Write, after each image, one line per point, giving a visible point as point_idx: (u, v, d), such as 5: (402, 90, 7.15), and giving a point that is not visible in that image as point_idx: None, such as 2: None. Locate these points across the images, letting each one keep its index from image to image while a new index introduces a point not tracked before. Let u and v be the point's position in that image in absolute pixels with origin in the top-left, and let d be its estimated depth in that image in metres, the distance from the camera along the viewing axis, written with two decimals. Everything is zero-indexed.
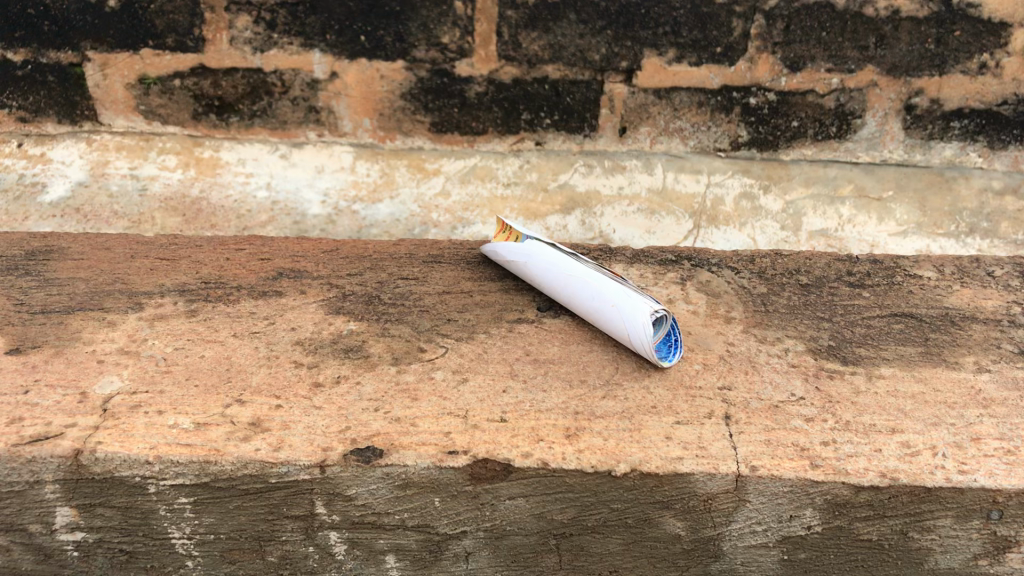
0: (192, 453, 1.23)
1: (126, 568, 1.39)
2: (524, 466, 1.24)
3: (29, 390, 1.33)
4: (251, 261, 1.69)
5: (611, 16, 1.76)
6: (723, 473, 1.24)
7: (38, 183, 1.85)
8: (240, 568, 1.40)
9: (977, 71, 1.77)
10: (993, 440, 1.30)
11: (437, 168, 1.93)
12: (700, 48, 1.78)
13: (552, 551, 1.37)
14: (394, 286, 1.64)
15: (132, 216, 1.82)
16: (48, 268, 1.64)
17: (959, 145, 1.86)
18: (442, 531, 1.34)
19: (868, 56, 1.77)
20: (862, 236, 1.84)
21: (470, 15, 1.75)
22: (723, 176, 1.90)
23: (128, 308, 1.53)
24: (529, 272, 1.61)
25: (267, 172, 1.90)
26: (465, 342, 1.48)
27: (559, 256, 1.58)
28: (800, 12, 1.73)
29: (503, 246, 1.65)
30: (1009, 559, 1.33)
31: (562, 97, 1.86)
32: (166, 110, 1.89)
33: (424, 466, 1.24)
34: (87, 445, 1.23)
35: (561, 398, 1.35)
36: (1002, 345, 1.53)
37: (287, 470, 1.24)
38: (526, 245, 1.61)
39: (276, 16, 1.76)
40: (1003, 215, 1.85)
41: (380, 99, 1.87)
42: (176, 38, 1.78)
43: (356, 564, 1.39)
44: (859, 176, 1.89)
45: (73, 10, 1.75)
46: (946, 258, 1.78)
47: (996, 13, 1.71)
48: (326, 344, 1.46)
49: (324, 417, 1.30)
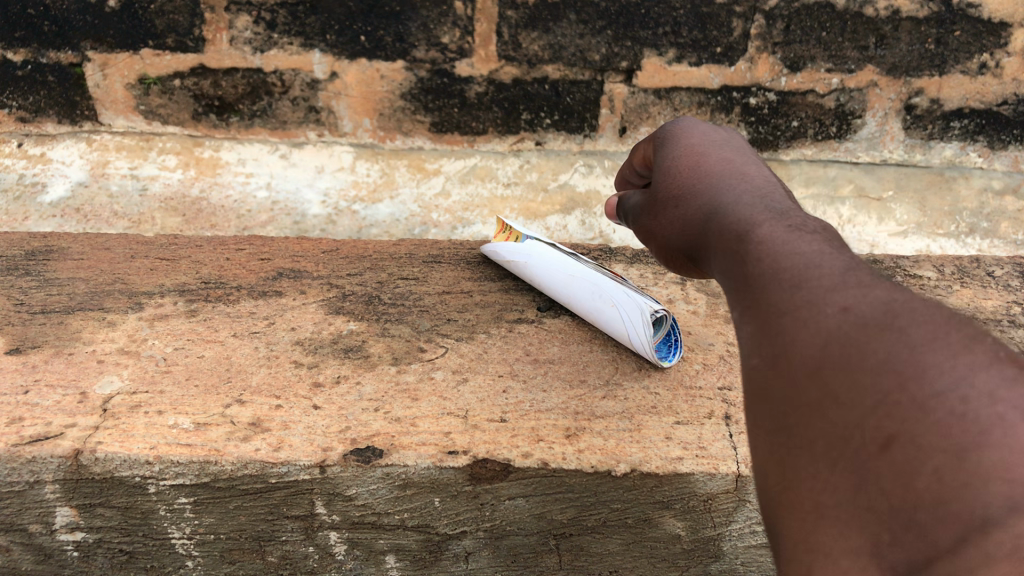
0: (192, 453, 1.23)
1: (127, 568, 1.40)
2: (524, 466, 1.23)
3: (29, 390, 1.33)
4: (251, 261, 1.69)
5: (612, 16, 1.75)
6: (722, 473, 1.24)
7: (38, 183, 1.85)
8: (240, 567, 1.41)
9: (977, 71, 1.78)
10: None
11: (437, 167, 1.93)
12: (700, 48, 1.78)
13: (552, 551, 1.37)
14: (394, 287, 1.63)
15: (132, 216, 1.81)
16: (48, 268, 1.63)
17: (959, 145, 1.88)
18: (442, 531, 1.34)
19: (868, 56, 1.77)
20: (863, 236, 1.83)
21: (470, 15, 1.75)
22: None
23: (127, 309, 1.52)
24: (529, 272, 1.61)
25: (267, 172, 1.90)
26: (465, 343, 1.48)
27: (559, 256, 1.58)
28: (801, 12, 1.73)
29: (503, 246, 1.66)
30: None
31: (562, 97, 1.87)
32: (166, 110, 1.89)
33: (425, 466, 1.23)
34: (87, 445, 1.23)
35: (561, 398, 1.35)
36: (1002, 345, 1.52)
37: (288, 470, 1.24)
38: (527, 246, 1.62)
39: (276, 16, 1.76)
40: (1004, 215, 1.85)
41: (380, 98, 1.88)
42: (176, 38, 1.77)
43: (356, 563, 1.40)
44: (859, 176, 1.89)
45: (72, 9, 1.74)
46: (946, 258, 1.76)
47: (996, 13, 1.70)
48: (326, 344, 1.46)
49: (324, 417, 1.30)
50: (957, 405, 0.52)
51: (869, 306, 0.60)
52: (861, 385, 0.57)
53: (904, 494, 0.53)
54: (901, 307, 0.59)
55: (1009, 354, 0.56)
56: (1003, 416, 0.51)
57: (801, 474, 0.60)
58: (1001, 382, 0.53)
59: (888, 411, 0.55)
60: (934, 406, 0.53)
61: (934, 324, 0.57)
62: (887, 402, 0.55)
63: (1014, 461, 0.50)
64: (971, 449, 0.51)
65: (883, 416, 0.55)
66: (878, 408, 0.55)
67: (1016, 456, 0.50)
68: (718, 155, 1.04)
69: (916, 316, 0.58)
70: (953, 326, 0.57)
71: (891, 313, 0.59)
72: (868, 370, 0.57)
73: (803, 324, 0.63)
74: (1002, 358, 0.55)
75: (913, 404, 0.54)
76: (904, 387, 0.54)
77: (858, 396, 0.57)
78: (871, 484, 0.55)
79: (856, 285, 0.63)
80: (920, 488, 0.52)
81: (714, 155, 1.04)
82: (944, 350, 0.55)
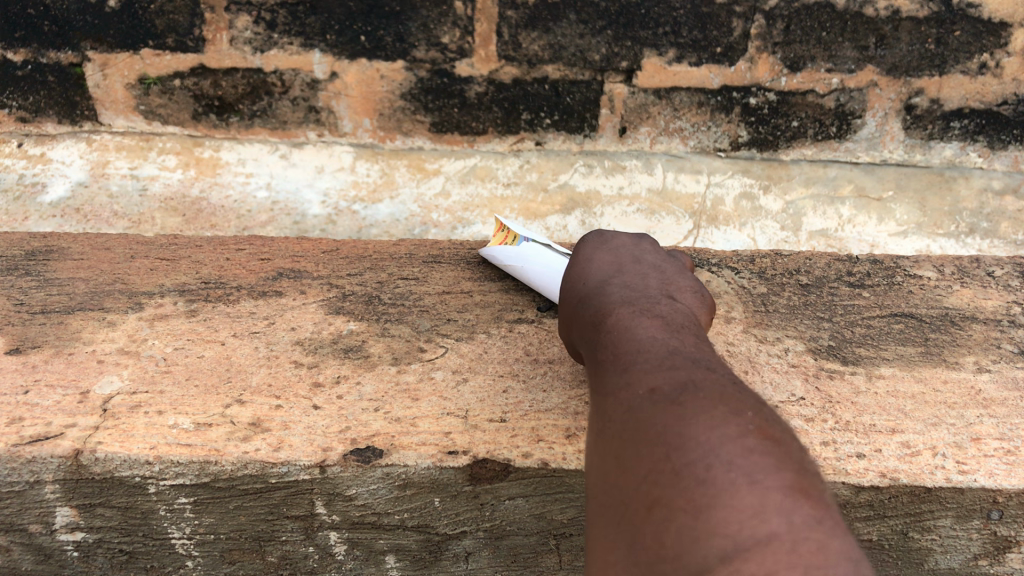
0: (192, 453, 1.23)
1: (126, 568, 1.40)
2: (524, 466, 1.24)
3: (29, 390, 1.33)
4: (251, 261, 1.69)
5: (612, 16, 1.75)
6: None
7: (38, 183, 1.86)
8: (240, 567, 1.41)
9: (977, 71, 1.78)
10: (993, 440, 1.29)
11: (438, 168, 1.93)
12: (700, 48, 1.78)
13: (552, 551, 1.37)
14: (394, 287, 1.63)
15: (132, 216, 1.81)
16: (48, 268, 1.63)
17: (959, 145, 1.87)
18: (442, 531, 1.34)
19: (868, 56, 1.77)
20: (863, 236, 1.83)
21: (470, 15, 1.75)
22: (723, 176, 1.90)
23: (127, 309, 1.52)
24: (525, 276, 1.62)
25: (268, 172, 1.90)
26: (465, 342, 1.48)
27: (553, 257, 1.59)
28: (801, 12, 1.73)
29: (500, 250, 1.65)
30: (1008, 559, 1.34)
31: (562, 97, 1.87)
32: (166, 110, 1.90)
33: (425, 466, 1.23)
34: (87, 445, 1.23)
35: (561, 398, 1.35)
36: (1002, 345, 1.51)
37: (287, 470, 1.23)
38: (523, 248, 1.62)
39: (276, 16, 1.76)
40: (1004, 215, 1.84)
41: (380, 99, 1.88)
42: (176, 38, 1.78)
43: (356, 563, 1.40)
44: (859, 176, 1.89)
45: (73, 10, 1.74)
46: (946, 258, 1.76)
47: (996, 13, 1.70)
48: (326, 344, 1.46)
49: (325, 417, 1.30)
50: (701, 471, 0.74)
51: (662, 400, 0.84)
52: (645, 460, 0.79)
53: (657, 545, 0.73)
54: (681, 400, 0.83)
55: (763, 434, 0.78)
56: (734, 482, 0.72)
57: (602, 535, 0.80)
58: (739, 453, 0.75)
59: (656, 480, 0.77)
60: (687, 473, 0.75)
61: (706, 412, 0.80)
62: (656, 471, 0.77)
63: (732, 518, 0.69)
64: (706, 507, 0.71)
65: (653, 483, 0.77)
66: (651, 476, 0.77)
67: (734, 514, 0.69)
68: (611, 259, 1.30)
69: (690, 407, 0.81)
70: (721, 413, 0.80)
71: (677, 406, 0.82)
72: (655, 446, 0.79)
73: (621, 415, 0.87)
74: (749, 433, 0.77)
75: (672, 469, 0.76)
76: (670, 457, 0.77)
77: (640, 468, 0.79)
78: (640, 535, 0.75)
79: (662, 385, 0.87)
80: (665, 541, 0.72)
81: (613, 260, 1.29)
82: (705, 429, 0.78)
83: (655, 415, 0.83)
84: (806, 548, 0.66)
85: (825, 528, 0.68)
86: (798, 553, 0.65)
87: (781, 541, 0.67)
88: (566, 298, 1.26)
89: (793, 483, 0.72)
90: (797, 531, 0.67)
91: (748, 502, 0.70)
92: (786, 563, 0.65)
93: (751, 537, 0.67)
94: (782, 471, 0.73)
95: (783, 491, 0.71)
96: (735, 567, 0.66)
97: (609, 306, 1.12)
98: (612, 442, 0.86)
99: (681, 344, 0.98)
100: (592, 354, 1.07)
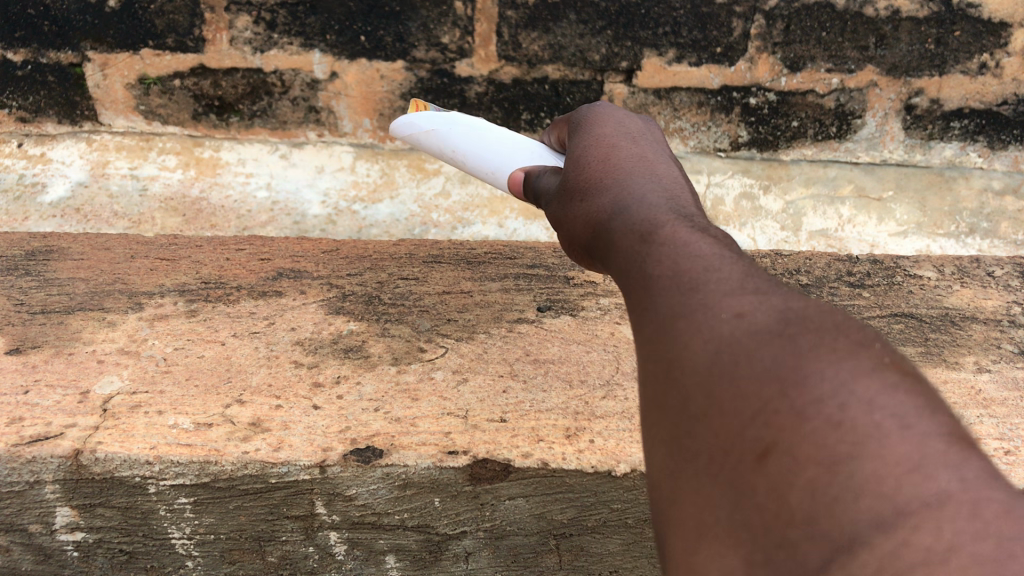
0: (192, 453, 1.23)
1: (126, 568, 1.40)
2: (524, 466, 1.24)
3: (29, 390, 1.33)
4: (251, 261, 1.69)
5: (612, 16, 1.75)
6: None
7: (38, 183, 1.85)
8: (240, 567, 1.41)
9: (977, 71, 1.78)
10: (993, 440, 1.29)
11: (438, 168, 1.93)
12: (700, 48, 1.78)
13: (552, 551, 1.37)
14: (394, 287, 1.63)
15: (132, 216, 1.81)
16: (49, 268, 1.63)
17: (959, 145, 1.87)
18: (442, 531, 1.34)
19: (868, 56, 1.77)
20: (863, 236, 1.83)
21: (470, 15, 1.75)
22: (724, 176, 1.90)
23: (127, 309, 1.52)
24: (438, 142, 1.53)
25: (268, 172, 1.90)
26: (465, 343, 1.48)
27: (473, 128, 1.49)
28: (801, 12, 1.73)
29: (417, 118, 1.55)
30: None
31: (562, 97, 1.87)
32: (166, 110, 1.90)
33: (425, 466, 1.23)
34: (87, 445, 1.23)
35: (561, 398, 1.35)
36: (1002, 345, 1.51)
37: (287, 470, 1.23)
38: (446, 118, 1.51)
39: (276, 16, 1.76)
40: (1004, 215, 1.84)
41: (380, 99, 1.88)
42: (176, 38, 1.78)
43: (356, 563, 1.40)
44: (859, 176, 1.90)
45: (73, 10, 1.74)
46: (946, 258, 1.76)
47: (996, 13, 1.70)
48: (325, 344, 1.46)
49: (324, 417, 1.29)
50: (835, 413, 0.53)
51: (756, 328, 0.61)
52: (743, 398, 0.57)
53: (778, 509, 0.52)
54: (781, 326, 0.61)
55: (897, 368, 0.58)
56: (881, 427, 0.51)
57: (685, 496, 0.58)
58: (880, 390, 0.54)
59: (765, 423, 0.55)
60: (812, 415, 0.53)
61: (823, 342, 0.58)
62: (766, 411, 0.55)
63: (885, 471, 0.49)
64: (846, 459, 0.50)
65: (761, 425, 0.55)
66: (757, 418, 0.55)
67: (886, 467, 0.49)
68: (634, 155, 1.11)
69: (798, 336, 0.59)
70: (844, 345, 0.58)
71: (778, 334, 0.60)
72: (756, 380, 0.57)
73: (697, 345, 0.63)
74: (888, 365, 0.56)
75: (790, 410, 0.54)
76: (785, 397, 0.55)
77: (740, 411, 0.56)
78: (748, 495, 0.54)
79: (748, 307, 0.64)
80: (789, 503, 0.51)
81: (634, 152, 1.10)
82: (828, 362, 0.56)
83: (754, 348, 0.59)
84: (991, 509, 0.47)
85: (1005, 486, 0.50)
86: (983, 520, 0.47)
87: (958, 501, 0.48)
88: (580, 197, 1.04)
89: (951, 430, 0.53)
90: (977, 491, 0.48)
91: (904, 448, 0.50)
92: (970, 533, 0.46)
93: (916, 496, 0.48)
94: (938, 414, 0.53)
95: (945, 438, 0.51)
96: (902, 537, 0.47)
97: (647, 211, 0.88)
98: (679, 371, 0.63)
99: (751, 262, 0.75)
100: (623, 265, 0.82)
